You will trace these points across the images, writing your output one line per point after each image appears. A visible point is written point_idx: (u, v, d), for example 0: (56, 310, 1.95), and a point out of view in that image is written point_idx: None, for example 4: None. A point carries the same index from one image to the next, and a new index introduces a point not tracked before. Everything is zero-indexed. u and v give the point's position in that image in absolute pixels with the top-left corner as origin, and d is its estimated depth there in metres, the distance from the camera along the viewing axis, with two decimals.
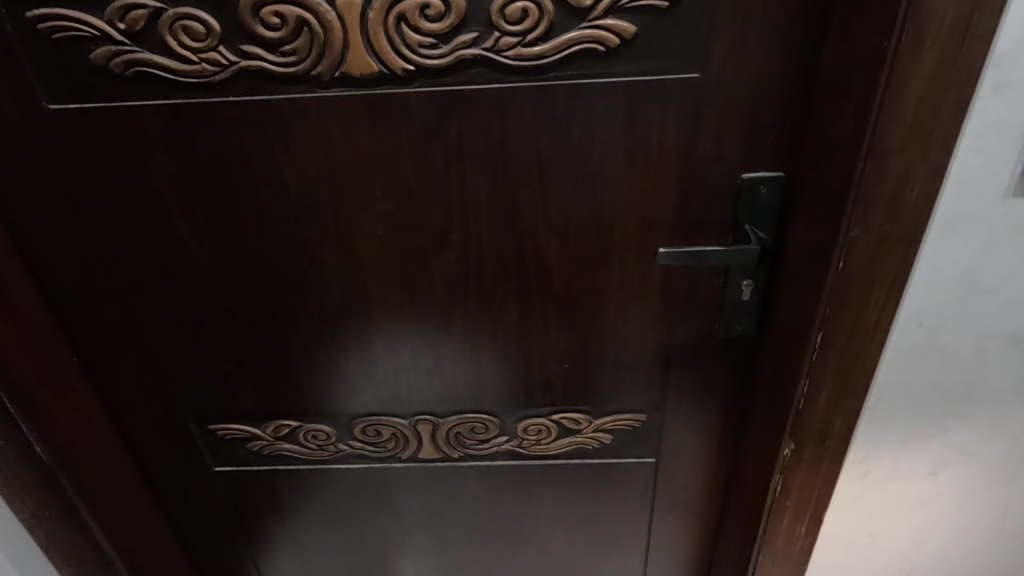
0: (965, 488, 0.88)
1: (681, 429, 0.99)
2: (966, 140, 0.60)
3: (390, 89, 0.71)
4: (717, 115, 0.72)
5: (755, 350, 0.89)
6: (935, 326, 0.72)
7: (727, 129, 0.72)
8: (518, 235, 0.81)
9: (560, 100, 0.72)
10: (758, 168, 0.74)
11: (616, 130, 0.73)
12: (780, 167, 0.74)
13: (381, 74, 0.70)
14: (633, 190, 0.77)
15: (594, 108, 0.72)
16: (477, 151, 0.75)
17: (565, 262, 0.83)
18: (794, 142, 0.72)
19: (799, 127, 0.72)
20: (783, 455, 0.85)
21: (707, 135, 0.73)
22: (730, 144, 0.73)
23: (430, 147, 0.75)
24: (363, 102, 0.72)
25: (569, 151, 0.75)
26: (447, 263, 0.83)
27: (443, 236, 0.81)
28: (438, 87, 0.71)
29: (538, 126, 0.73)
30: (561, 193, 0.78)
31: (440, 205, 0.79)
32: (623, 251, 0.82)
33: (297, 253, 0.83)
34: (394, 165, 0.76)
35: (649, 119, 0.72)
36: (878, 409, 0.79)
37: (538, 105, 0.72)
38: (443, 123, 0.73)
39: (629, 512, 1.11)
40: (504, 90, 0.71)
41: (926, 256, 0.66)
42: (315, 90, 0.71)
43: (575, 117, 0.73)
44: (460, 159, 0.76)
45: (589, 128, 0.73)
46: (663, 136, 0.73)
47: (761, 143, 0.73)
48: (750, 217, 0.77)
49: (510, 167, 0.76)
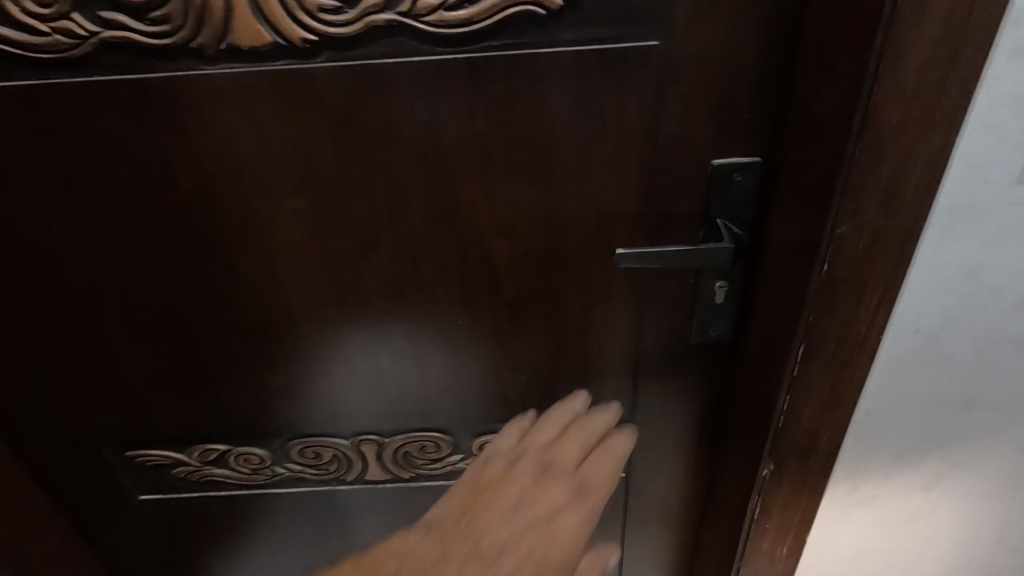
0: (962, 503, 0.80)
1: (653, 441, 0.90)
2: (976, 116, 0.49)
3: (290, 64, 0.60)
4: (682, 91, 0.61)
5: (732, 357, 0.80)
6: (933, 331, 0.62)
7: (695, 107, 0.62)
8: (459, 235, 0.70)
9: (495, 75, 0.60)
10: (731, 152, 0.64)
11: (566, 110, 0.62)
12: (757, 151, 0.64)
13: (277, 46, 0.58)
14: (588, 180, 0.66)
15: (537, 85, 0.61)
16: (403, 137, 0.64)
17: (514, 264, 0.73)
18: (772, 122, 0.62)
19: (776, 105, 0.61)
20: (763, 475, 0.76)
21: (670, 115, 0.62)
22: (698, 124, 0.63)
23: (347, 133, 0.63)
24: (260, 80, 0.60)
25: (511, 136, 0.64)
26: (379, 268, 0.72)
27: (371, 237, 0.70)
28: (348, 61, 0.59)
29: (473, 107, 0.62)
30: (504, 186, 0.67)
31: (364, 202, 0.67)
32: (581, 250, 0.71)
33: (202, 260, 0.71)
34: (306, 156, 0.65)
35: (604, 96, 0.61)
36: (867, 423, 0.71)
37: (470, 82, 0.61)
38: (359, 105, 0.62)
39: (600, 528, 1.02)
40: (428, 63, 0.60)
41: (924, 254, 0.57)
42: (199, 66, 0.59)
43: (516, 95, 0.61)
44: (382, 148, 0.64)
45: (534, 107, 0.62)
46: (620, 117, 0.62)
47: (734, 124, 0.62)
48: (723, 209, 0.67)
49: (443, 156, 0.65)
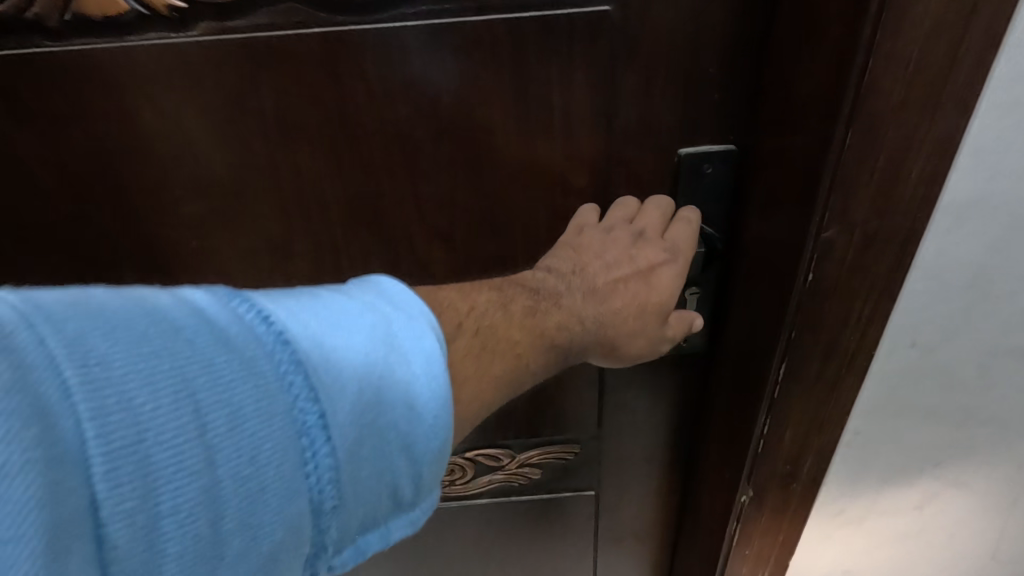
0: (956, 520, 0.73)
1: (623, 458, 0.83)
2: (992, 94, 0.40)
3: (160, 38, 0.48)
4: (643, 68, 0.51)
5: (708, 369, 0.71)
6: (930, 344, 0.54)
7: (658, 86, 0.52)
8: (387, 242, 0.60)
9: (415, 50, 0.50)
10: (699, 140, 0.55)
11: (505, 90, 0.52)
12: (731, 139, 0.54)
13: (138, 15, 0.47)
14: (535, 175, 0.57)
15: (466, 62, 0.50)
16: (308, 128, 0.53)
17: (455, 273, 0.63)
18: (748, 104, 0.53)
19: (751, 83, 0.52)
20: (741, 501, 0.68)
21: (628, 97, 0.52)
22: (661, 106, 0.53)
23: (239, 124, 0.52)
24: (124, 60, 0.49)
25: (440, 123, 0.53)
26: (295, 281, 0.62)
27: (283, 245, 0.59)
28: (231, 33, 0.48)
29: (391, 89, 0.51)
30: (436, 183, 0.56)
31: (269, 205, 0.56)
32: (531, 254, 0.62)
33: (80, 279, 0.60)
34: (191, 151, 0.53)
35: (549, 74, 0.51)
36: (855, 444, 0.63)
37: (385, 59, 0.50)
38: (251, 87, 0.50)
39: (571, 547, 0.95)
40: (331, 36, 0.49)
41: (926, 257, 0.48)
42: (45, 43, 0.48)
43: (442, 73, 0.51)
44: (285, 141, 0.53)
45: (466, 90, 0.52)
46: (569, 98, 0.52)
47: (703, 107, 0.53)
48: (692, 205, 0.58)
49: (358, 149, 0.54)
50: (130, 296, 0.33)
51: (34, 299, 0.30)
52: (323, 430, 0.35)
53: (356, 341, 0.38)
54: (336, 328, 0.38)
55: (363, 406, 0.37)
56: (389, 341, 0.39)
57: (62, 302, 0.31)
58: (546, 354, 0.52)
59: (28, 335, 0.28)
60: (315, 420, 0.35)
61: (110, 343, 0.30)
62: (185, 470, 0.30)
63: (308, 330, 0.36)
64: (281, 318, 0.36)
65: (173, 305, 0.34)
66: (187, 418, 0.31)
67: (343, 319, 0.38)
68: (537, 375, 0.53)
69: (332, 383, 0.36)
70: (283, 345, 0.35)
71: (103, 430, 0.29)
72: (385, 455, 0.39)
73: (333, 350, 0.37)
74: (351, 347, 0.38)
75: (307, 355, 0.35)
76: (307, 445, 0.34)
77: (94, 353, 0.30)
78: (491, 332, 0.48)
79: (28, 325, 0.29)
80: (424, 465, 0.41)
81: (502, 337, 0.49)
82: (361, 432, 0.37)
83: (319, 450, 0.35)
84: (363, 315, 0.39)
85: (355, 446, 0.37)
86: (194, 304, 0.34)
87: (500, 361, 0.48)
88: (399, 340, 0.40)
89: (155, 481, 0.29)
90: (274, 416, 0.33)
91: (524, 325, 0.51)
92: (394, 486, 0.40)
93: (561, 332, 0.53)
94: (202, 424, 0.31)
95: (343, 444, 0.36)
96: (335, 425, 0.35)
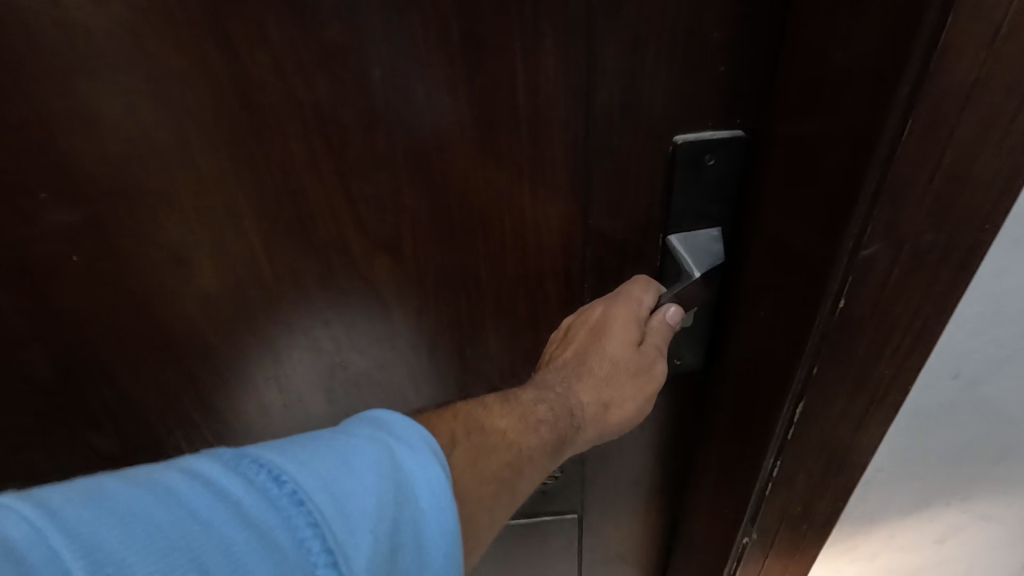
0: (980, 552, 0.65)
1: (609, 480, 0.74)
2: None
3: None
4: (631, 33, 0.40)
5: (704, 391, 0.62)
6: (976, 376, 0.45)
7: (650, 56, 0.41)
8: (321, 253, 0.49)
9: (332, 10, 0.38)
10: (699, 127, 0.44)
11: (456, 64, 0.40)
12: (738, 123, 0.44)
13: None
14: (498, 169, 0.46)
15: (402, 28, 0.39)
16: (205, 114, 0.41)
17: (405, 286, 0.52)
18: (762, 82, 0.42)
19: (766, 49, 0.40)
20: (743, 542, 0.59)
21: (611, 73, 0.41)
22: (655, 83, 0.42)
23: (106, 112, 0.40)
24: None
25: (376, 107, 0.42)
26: (211, 299, 0.50)
27: (192, 260, 0.48)
28: None
29: (308, 63, 0.40)
30: (374, 182, 0.45)
31: (166, 211, 0.45)
32: (496, 262, 0.51)
33: None
34: (50, 144, 0.41)
35: (512, 42, 0.40)
36: (876, 483, 0.54)
37: (293, 23, 0.38)
38: (118, 58, 0.38)
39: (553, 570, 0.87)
40: None
41: (985, 277, 0.38)
42: None
43: (374, 42, 0.39)
44: (176, 130, 0.41)
45: (405, 65, 0.40)
46: (538, 73, 0.41)
47: (705, 84, 0.42)
48: (689, 207, 0.48)
49: (274, 139, 0.42)
50: (141, 480, 0.29)
51: (33, 504, 0.26)
52: None
53: (374, 485, 0.32)
54: (346, 471, 0.32)
55: (386, 562, 0.31)
56: (397, 476, 0.34)
57: (71, 503, 0.27)
58: (542, 446, 0.48)
59: (36, 554, 0.24)
60: None
61: (122, 543, 0.26)
62: None
63: (323, 481, 0.31)
64: (291, 471, 0.31)
65: (178, 481, 0.29)
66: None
67: (356, 458, 0.33)
68: (541, 467, 0.47)
69: (353, 540, 0.30)
70: (297, 502, 0.30)
71: None
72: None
73: (353, 498, 0.31)
74: (363, 489, 0.32)
75: (324, 511, 0.30)
76: None
77: (108, 559, 0.25)
78: (480, 430, 0.45)
79: (34, 542, 0.24)
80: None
81: (491, 433, 0.45)
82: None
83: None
84: (367, 451, 0.34)
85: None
86: (199, 474, 0.30)
87: (495, 460, 0.44)
88: (407, 473, 0.35)
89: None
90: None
91: (507, 415, 0.47)
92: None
93: (551, 421, 0.49)
94: None
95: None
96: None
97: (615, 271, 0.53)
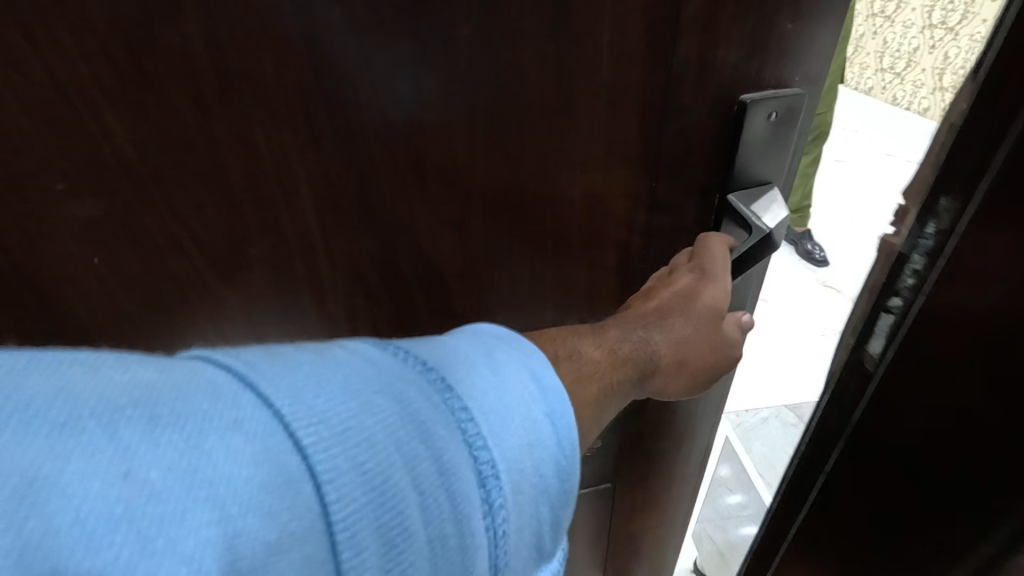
0: None
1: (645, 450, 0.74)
2: None
3: None
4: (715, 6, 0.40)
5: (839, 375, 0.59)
6: None
7: (731, 26, 0.41)
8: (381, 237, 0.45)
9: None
10: (764, 91, 0.45)
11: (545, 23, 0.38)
12: (799, 86, 0.46)
13: None
14: (572, 136, 0.44)
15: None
16: (263, 80, 0.36)
17: (467, 268, 0.50)
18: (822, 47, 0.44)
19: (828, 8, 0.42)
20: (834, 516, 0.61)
21: (692, 45, 0.42)
22: (733, 42, 0.42)
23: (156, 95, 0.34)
24: None
25: (455, 70, 0.39)
26: (258, 294, 0.46)
27: (234, 249, 0.42)
28: None
29: (389, 23, 0.36)
30: (449, 158, 0.43)
31: (209, 194, 0.39)
32: (562, 236, 0.50)
33: None
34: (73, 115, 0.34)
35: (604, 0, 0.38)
36: None
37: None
38: (164, 12, 0.32)
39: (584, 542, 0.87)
40: None
41: None
42: None
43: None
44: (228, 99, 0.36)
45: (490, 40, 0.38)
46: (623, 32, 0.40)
47: (774, 52, 0.44)
48: (745, 167, 0.49)
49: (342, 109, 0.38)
50: (306, 346, 0.29)
51: (228, 355, 0.26)
52: (496, 478, 0.30)
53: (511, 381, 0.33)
54: (478, 367, 0.33)
55: (528, 443, 0.32)
56: (518, 379, 0.33)
57: (262, 357, 0.26)
58: (623, 375, 0.47)
59: (238, 388, 0.24)
60: (489, 469, 0.30)
61: (317, 391, 0.26)
62: (400, 538, 0.25)
63: (464, 371, 0.32)
64: (435, 361, 0.31)
65: (344, 352, 0.29)
66: (391, 471, 0.26)
67: (489, 355, 0.34)
68: (619, 402, 0.47)
69: (499, 423, 0.31)
70: (449, 387, 0.30)
71: (340, 491, 0.23)
72: (540, 510, 0.33)
73: (492, 387, 0.32)
74: (501, 385, 0.32)
75: (469, 398, 0.31)
76: (486, 497, 0.29)
77: (309, 406, 0.25)
78: (578, 356, 0.44)
79: (235, 383, 0.24)
80: (566, 511, 0.35)
81: (587, 362, 0.44)
82: (528, 474, 0.32)
83: (496, 503, 0.30)
84: (492, 355, 0.34)
85: (519, 496, 0.31)
86: (361, 350, 0.30)
87: (593, 384, 0.43)
88: (533, 374, 0.34)
89: (362, 558, 0.23)
90: (456, 464, 0.28)
91: (601, 346, 0.46)
92: (540, 547, 0.33)
93: (637, 357, 0.47)
94: (412, 478, 0.26)
95: (511, 494, 0.31)
96: (505, 471, 0.30)
97: (675, 240, 0.54)
